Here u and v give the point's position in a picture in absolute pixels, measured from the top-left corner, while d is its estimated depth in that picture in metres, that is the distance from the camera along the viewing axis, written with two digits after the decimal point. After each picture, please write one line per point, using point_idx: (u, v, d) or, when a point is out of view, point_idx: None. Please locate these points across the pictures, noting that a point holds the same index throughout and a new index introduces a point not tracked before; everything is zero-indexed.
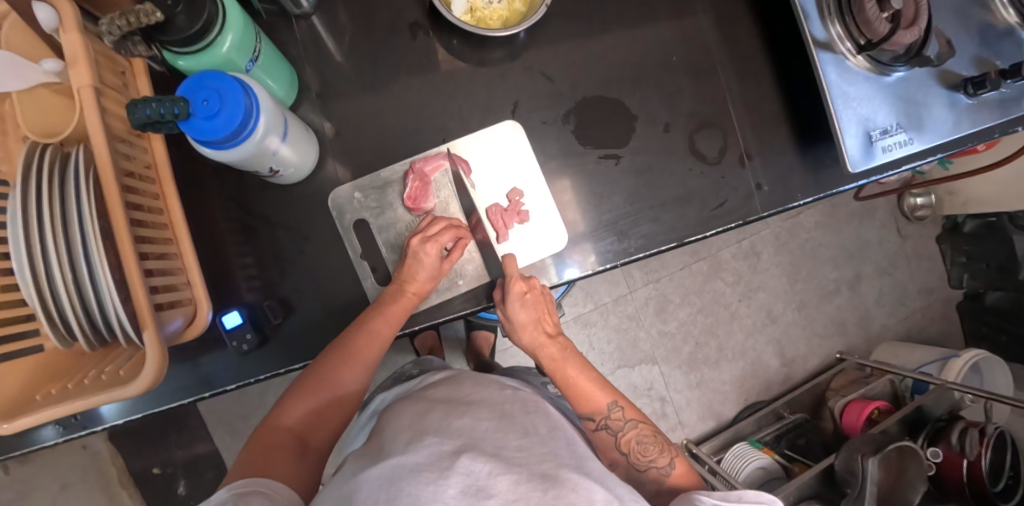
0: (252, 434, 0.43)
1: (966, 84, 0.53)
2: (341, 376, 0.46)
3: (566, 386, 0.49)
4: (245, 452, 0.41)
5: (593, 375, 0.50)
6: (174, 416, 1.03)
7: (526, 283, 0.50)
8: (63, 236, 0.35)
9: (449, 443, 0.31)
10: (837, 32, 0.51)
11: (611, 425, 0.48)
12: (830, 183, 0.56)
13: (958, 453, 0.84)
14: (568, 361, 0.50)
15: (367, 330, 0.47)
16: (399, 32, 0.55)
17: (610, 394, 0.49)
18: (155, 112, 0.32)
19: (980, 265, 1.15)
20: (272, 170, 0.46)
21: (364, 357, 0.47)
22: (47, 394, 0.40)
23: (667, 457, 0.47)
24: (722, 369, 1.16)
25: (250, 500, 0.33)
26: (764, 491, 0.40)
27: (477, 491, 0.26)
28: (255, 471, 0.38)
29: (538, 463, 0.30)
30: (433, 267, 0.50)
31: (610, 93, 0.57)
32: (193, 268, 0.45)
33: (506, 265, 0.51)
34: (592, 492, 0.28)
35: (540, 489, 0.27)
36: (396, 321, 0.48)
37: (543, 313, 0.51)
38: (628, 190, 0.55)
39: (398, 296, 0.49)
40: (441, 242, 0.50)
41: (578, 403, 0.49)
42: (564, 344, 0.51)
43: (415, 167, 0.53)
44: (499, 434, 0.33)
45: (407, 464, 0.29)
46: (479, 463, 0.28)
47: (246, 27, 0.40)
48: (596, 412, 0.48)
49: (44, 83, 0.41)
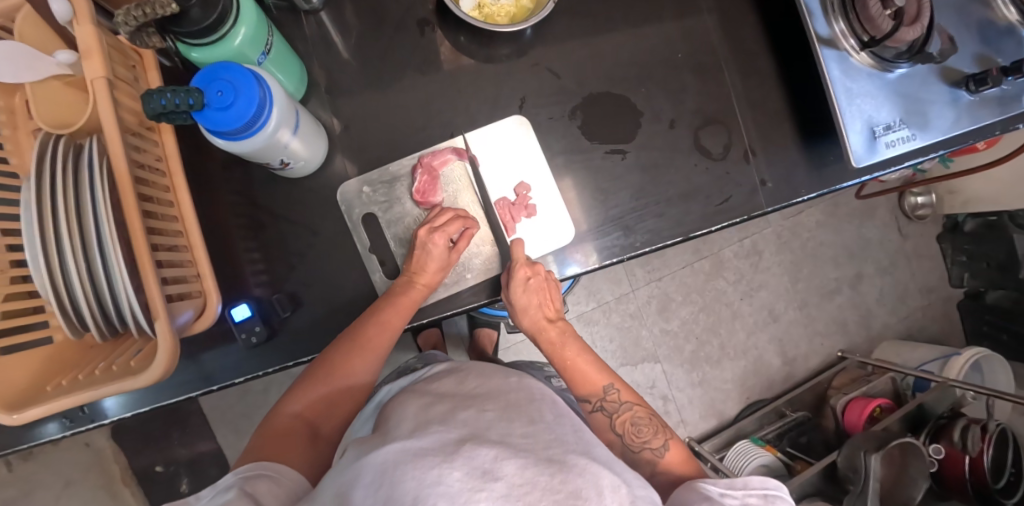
0: (263, 422, 0.44)
1: (968, 81, 0.53)
2: (353, 367, 0.46)
3: (566, 369, 0.51)
4: (256, 440, 0.42)
5: (590, 357, 0.51)
6: (177, 413, 1.03)
7: (531, 268, 0.51)
8: (78, 225, 0.35)
9: (454, 431, 0.31)
10: (841, 29, 0.52)
11: (606, 406, 0.49)
12: (834, 179, 0.57)
13: (960, 450, 0.84)
14: (567, 344, 0.51)
15: (378, 320, 0.47)
16: (407, 29, 0.56)
17: (608, 376, 0.50)
18: (169, 102, 0.32)
19: (981, 264, 1.16)
20: (282, 163, 0.46)
21: (374, 347, 0.47)
22: (58, 385, 0.40)
23: (661, 439, 0.47)
24: (724, 367, 1.16)
25: (258, 485, 0.33)
26: (770, 477, 0.40)
27: (483, 474, 0.26)
28: (266, 458, 0.38)
29: (545, 448, 0.31)
30: (443, 258, 0.50)
31: (616, 89, 0.57)
32: (203, 260, 0.46)
33: (515, 249, 0.50)
34: (599, 477, 0.29)
35: (547, 474, 0.27)
36: (409, 311, 0.49)
37: (547, 298, 0.51)
38: (633, 185, 0.55)
39: (408, 287, 0.49)
40: (447, 231, 0.50)
41: (575, 384, 0.50)
42: (564, 327, 0.52)
43: (424, 162, 0.54)
44: (504, 422, 0.33)
45: (411, 449, 0.29)
46: (484, 449, 0.29)
47: (259, 21, 0.41)
48: (592, 394, 0.49)
49: (56, 75, 0.41)
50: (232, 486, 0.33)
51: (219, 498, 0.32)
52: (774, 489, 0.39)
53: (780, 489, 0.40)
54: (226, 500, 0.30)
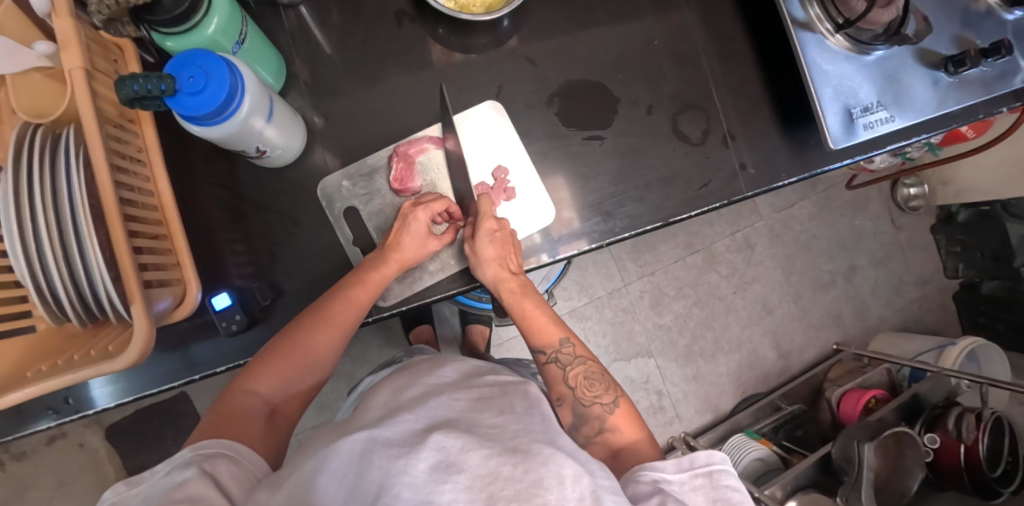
0: (220, 395, 0.42)
1: (946, 63, 0.53)
2: (315, 343, 0.45)
3: (523, 320, 0.51)
4: (212, 413, 0.41)
5: (548, 312, 0.52)
6: (172, 413, 1.03)
7: (497, 222, 0.52)
8: (53, 214, 0.35)
9: (422, 420, 0.31)
10: (816, 13, 0.52)
11: (560, 358, 0.48)
12: (814, 163, 0.57)
13: (955, 438, 0.83)
14: (527, 296, 0.52)
15: (342, 298, 0.47)
16: (384, 22, 0.57)
17: (564, 330, 0.50)
18: (142, 88, 0.33)
19: (975, 255, 1.16)
20: (258, 150, 0.47)
21: (340, 323, 0.46)
22: (36, 370, 0.39)
23: (612, 395, 0.45)
24: (719, 361, 1.15)
25: (216, 465, 0.33)
26: (716, 451, 0.38)
27: (448, 466, 0.26)
28: (223, 434, 0.38)
29: (511, 439, 0.30)
30: (420, 233, 0.51)
31: (593, 77, 0.58)
32: (183, 249, 0.46)
33: (482, 202, 0.52)
34: (562, 467, 0.27)
35: (511, 463, 0.27)
36: (376, 289, 0.48)
37: (510, 252, 0.51)
38: (612, 171, 0.56)
39: (380, 263, 0.49)
40: (431, 208, 0.52)
41: (531, 334, 0.51)
42: (524, 282, 0.52)
43: (400, 150, 0.55)
44: (475, 414, 0.34)
45: (380, 438, 0.29)
46: (452, 439, 0.28)
47: (233, 10, 0.42)
48: (547, 345, 0.49)
49: (36, 67, 0.41)
50: (193, 463, 0.32)
51: (173, 475, 0.31)
52: (721, 464, 0.38)
53: (728, 464, 0.38)
54: (185, 478, 0.30)
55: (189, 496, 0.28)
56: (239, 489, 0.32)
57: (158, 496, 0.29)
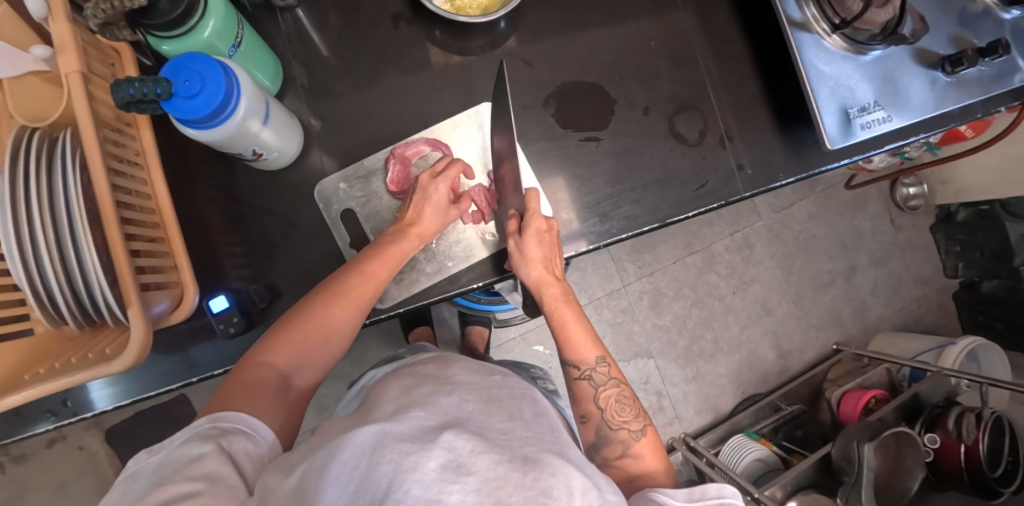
0: (233, 369, 0.41)
1: (944, 62, 0.53)
2: (331, 315, 0.44)
3: (560, 332, 0.50)
4: (226, 384, 0.40)
5: (586, 327, 0.50)
6: (171, 415, 1.04)
7: (546, 223, 0.50)
8: (51, 215, 0.35)
9: (434, 419, 0.31)
10: (812, 13, 0.53)
11: (594, 376, 0.47)
12: (812, 163, 0.57)
13: (955, 438, 0.83)
14: (566, 306, 0.50)
15: (363, 269, 0.47)
16: (380, 24, 0.57)
17: (600, 349, 0.49)
18: (137, 92, 0.33)
19: (975, 254, 1.16)
20: (255, 153, 0.47)
21: (359, 296, 0.46)
22: (37, 372, 0.40)
23: (640, 423, 0.46)
24: (719, 362, 1.15)
25: (232, 441, 0.33)
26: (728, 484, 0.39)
27: (457, 467, 0.25)
28: (234, 406, 0.37)
29: (521, 446, 0.30)
30: (440, 204, 0.51)
31: (589, 77, 0.58)
32: (180, 252, 0.46)
33: (530, 198, 0.50)
34: (570, 478, 0.28)
35: (520, 471, 0.26)
36: (396, 261, 0.49)
37: (554, 255, 0.51)
38: (609, 172, 0.56)
39: (401, 236, 0.49)
40: (449, 177, 0.51)
41: (565, 348, 0.49)
42: (566, 289, 0.51)
43: (397, 152, 0.55)
44: (483, 416, 0.33)
45: (393, 432, 0.28)
46: (462, 440, 0.27)
47: (228, 13, 0.42)
48: (582, 361, 0.48)
49: (33, 71, 0.41)
50: (210, 439, 0.32)
51: (191, 446, 0.32)
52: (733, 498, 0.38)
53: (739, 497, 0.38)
54: (203, 452, 0.31)
55: (203, 472, 0.29)
56: (253, 466, 0.33)
57: (174, 465, 0.30)
